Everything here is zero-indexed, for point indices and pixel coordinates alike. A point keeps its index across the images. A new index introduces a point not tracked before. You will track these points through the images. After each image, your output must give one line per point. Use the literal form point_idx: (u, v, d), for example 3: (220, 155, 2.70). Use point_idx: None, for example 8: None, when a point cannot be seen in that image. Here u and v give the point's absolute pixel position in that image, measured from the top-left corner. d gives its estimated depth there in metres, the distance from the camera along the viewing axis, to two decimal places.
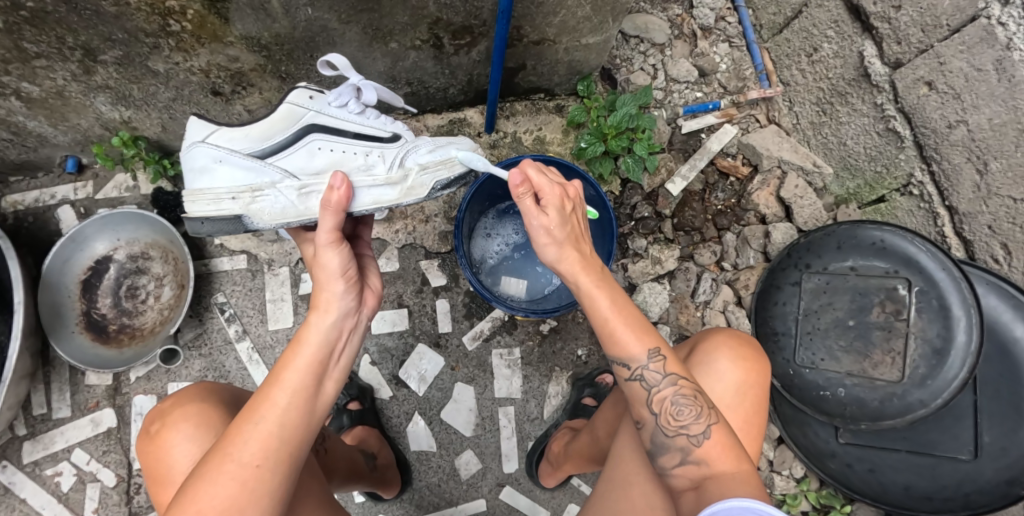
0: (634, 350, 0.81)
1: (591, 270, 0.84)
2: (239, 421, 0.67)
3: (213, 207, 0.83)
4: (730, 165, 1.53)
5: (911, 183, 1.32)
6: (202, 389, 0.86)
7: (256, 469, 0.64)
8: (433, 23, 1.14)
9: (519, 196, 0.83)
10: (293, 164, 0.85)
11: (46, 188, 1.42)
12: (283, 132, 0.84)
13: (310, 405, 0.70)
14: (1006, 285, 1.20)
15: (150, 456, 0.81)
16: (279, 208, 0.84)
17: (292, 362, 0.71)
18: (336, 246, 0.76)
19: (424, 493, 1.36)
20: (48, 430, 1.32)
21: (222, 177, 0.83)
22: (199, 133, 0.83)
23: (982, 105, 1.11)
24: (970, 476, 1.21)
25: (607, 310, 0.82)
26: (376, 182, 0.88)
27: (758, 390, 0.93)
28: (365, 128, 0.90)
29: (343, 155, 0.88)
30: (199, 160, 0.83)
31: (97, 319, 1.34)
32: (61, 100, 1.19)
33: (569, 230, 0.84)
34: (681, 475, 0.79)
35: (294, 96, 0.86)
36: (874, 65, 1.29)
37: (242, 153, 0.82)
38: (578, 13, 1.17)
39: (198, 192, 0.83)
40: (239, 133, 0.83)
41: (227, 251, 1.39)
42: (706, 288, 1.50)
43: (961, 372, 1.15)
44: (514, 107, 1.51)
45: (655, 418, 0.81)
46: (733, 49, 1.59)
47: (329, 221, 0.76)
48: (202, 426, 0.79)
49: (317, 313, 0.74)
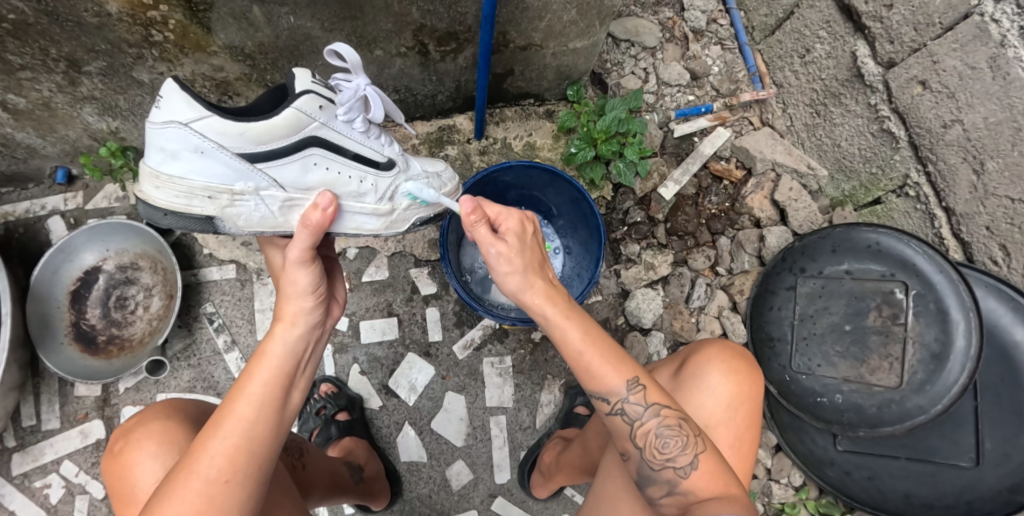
0: (612, 383, 0.77)
1: (556, 299, 0.79)
2: (203, 436, 0.65)
3: (183, 201, 0.75)
4: (724, 168, 1.52)
5: (907, 184, 1.30)
6: (167, 406, 0.85)
7: (224, 484, 0.63)
8: (418, 30, 1.14)
9: (471, 225, 0.80)
10: (283, 175, 0.80)
11: (37, 199, 1.42)
12: (282, 140, 0.77)
13: (276, 417, 0.69)
14: (1006, 287, 1.16)
15: (115, 475, 0.80)
16: (257, 217, 0.81)
17: (256, 374, 0.69)
18: (308, 264, 0.74)
19: (415, 505, 1.34)
20: (37, 442, 1.31)
21: (201, 172, 0.74)
22: (182, 114, 0.70)
23: (976, 104, 1.08)
24: (972, 483, 1.18)
25: (578, 342, 0.77)
26: (363, 210, 0.90)
27: (751, 404, 0.90)
28: (364, 150, 0.88)
29: (338, 176, 0.85)
30: (174, 144, 0.72)
31: (86, 330, 1.34)
32: (48, 111, 1.19)
33: (528, 256, 0.81)
34: (669, 504, 0.77)
35: (303, 101, 0.77)
36: (867, 65, 1.27)
37: (232, 154, 0.74)
38: (564, 17, 1.16)
39: (169, 180, 0.74)
40: (233, 129, 0.72)
41: (216, 261, 1.38)
42: (700, 293, 1.47)
43: (960, 377, 1.12)
44: (503, 113, 1.49)
45: (641, 452, 0.79)
46: (725, 52, 1.57)
47: (305, 239, 0.73)
48: (165, 443, 0.78)
49: (282, 325, 0.73)
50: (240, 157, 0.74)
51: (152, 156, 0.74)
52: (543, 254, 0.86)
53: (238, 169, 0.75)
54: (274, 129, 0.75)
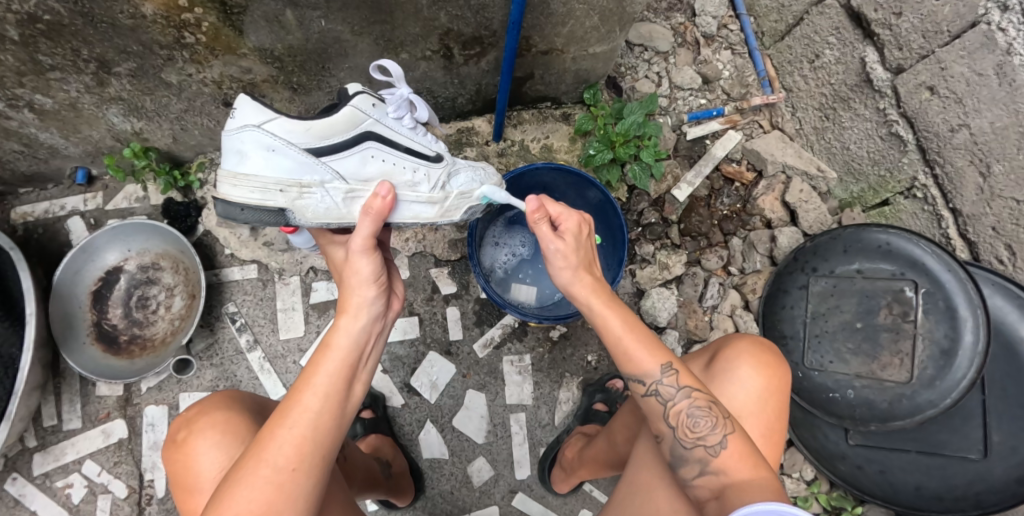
0: (647, 366, 0.81)
1: (602, 292, 0.85)
2: (271, 425, 0.68)
3: (258, 197, 0.79)
4: (735, 170, 1.55)
5: (915, 186, 1.34)
6: (225, 397, 0.88)
7: (291, 472, 0.66)
8: (445, 34, 1.16)
9: (535, 222, 0.85)
10: (345, 168, 0.84)
11: (57, 199, 1.42)
12: (343, 134, 0.83)
13: (340, 408, 0.71)
14: (1011, 285, 1.21)
15: (177, 463, 0.82)
16: (324, 209, 0.84)
17: (322, 366, 0.72)
18: (370, 253, 0.76)
19: (437, 501, 1.36)
20: (59, 442, 1.31)
21: (273, 167, 0.79)
22: (256, 116, 0.78)
23: (983, 109, 1.13)
24: (981, 475, 1.21)
25: (619, 328, 0.82)
26: (419, 199, 0.90)
27: (780, 397, 0.93)
28: (414, 145, 0.92)
29: (393, 167, 0.88)
30: (248, 145, 0.78)
31: (108, 330, 1.34)
32: (74, 111, 1.20)
33: (583, 255, 0.86)
34: (703, 486, 0.77)
35: (357, 99, 0.85)
36: (876, 71, 1.32)
37: (300, 148, 0.80)
38: (586, 23, 1.19)
39: (243, 177, 0.79)
40: (299, 126, 0.80)
41: (237, 261, 1.39)
42: (713, 293, 1.51)
43: (969, 372, 1.16)
44: (521, 116, 1.52)
45: (673, 432, 0.81)
46: (735, 57, 1.61)
47: (367, 226, 0.77)
48: (229, 434, 0.81)
49: (346, 317, 0.75)
50: (306, 151, 0.80)
51: (225, 162, 0.80)
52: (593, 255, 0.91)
53: (306, 162, 0.81)
54: (334, 125, 0.82)
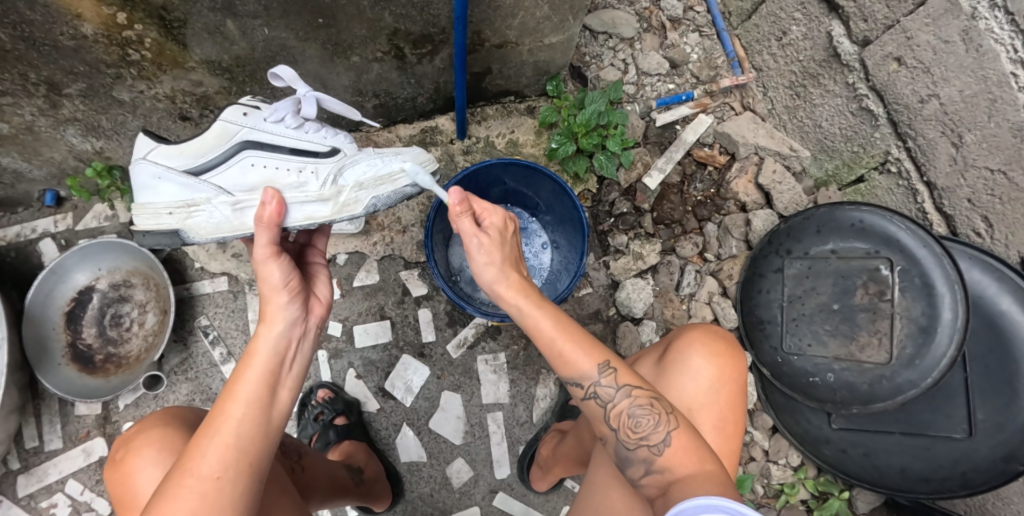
0: (583, 366, 0.79)
1: (528, 291, 0.83)
2: (194, 439, 0.67)
3: (152, 222, 0.87)
4: (707, 154, 1.52)
5: (889, 160, 1.30)
6: (166, 414, 0.88)
7: (216, 480, 0.65)
8: (393, 35, 1.14)
9: (457, 216, 0.83)
10: (227, 181, 0.88)
11: (27, 222, 1.43)
12: (214, 150, 0.87)
13: (266, 414, 0.71)
14: (989, 258, 1.16)
15: (120, 482, 0.83)
16: (214, 223, 0.88)
17: (245, 375, 0.72)
18: (275, 259, 0.77)
19: (418, 504, 1.36)
20: (41, 463, 1.33)
21: (161, 193, 0.87)
22: (141, 150, 0.86)
23: (951, 77, 1.09)
24: (967, 454, 1.17)
25: (550, 329, 0.80)
26: (308, 198, 0.89)
27: (735, 385, 0.91)
28: (302, 144, 0.91)
29: (275, 172, 0.89)
30: (141, 177, 0.87)
31: (83, 350, 1.35)
32: (32, 135, 1.20)
33: (506, 251, 0.85)
34: (649, 484, 0.74)
35: (228, 113, 0.88)
36: (843, 44, 1.27)
37: (177, 171, 0.86)
38: (537, 14, 1.17)
39: (141, 206, 0.88)
40: (176, 150, 0.86)
41: (207, 274, 1.40)
42: (690, 280, 1.49)
43: (949, 349, 1.12)
44: (484, 112, 1.50)
45: (615, 434, 0.79)
46: (703, 39, 1.58)
47: (265, 235, 0.77)
48: (165, 449, 0.81)
49: (265, 324, 0.75)
50: (184, 172, 0.86)
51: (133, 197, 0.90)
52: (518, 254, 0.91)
53: (186, 183, 0.86)
54: (207, 144, 0.87)
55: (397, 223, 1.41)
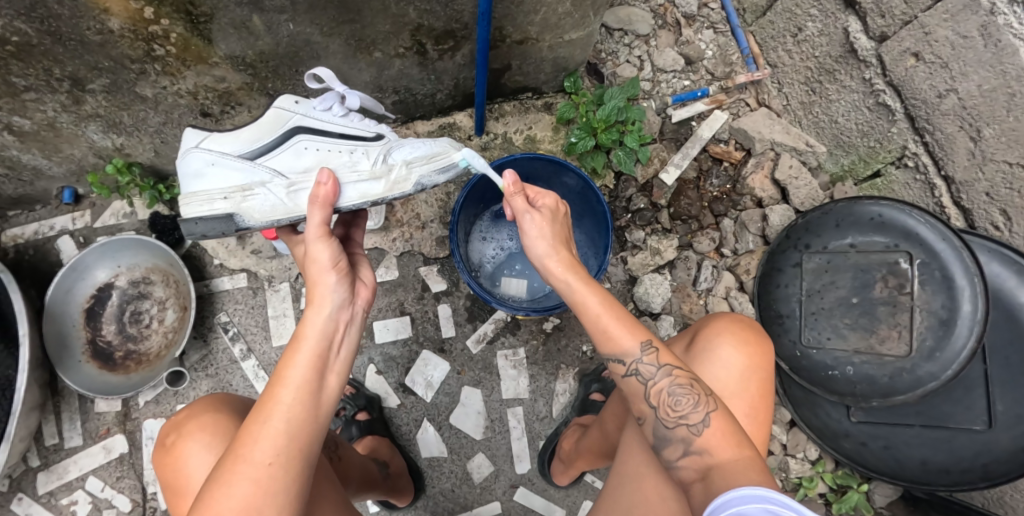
0: (626, 344, 0.80)
1: (578, 270, 0.86)
2: (248, 424, 0.71)
3: (206, 208, 0.86)
4: (723, 150, 1.53)
5: (905, 155, 1.31)
6: (214, 401, 0.92)
7: (268, 466, 0.68)
8: (416, 30, 1.15)
9: (511, 196, 0.88)
10: (282, 164, 0.88)
11: (46, 220, 1.43)
12: (270, 134, 0.88)
13: (314, 400, 0.74)
14: (1008, 251, 1.16)
15: (167, 468, 0.86)
16: (269, 207, 0.86)
17: (294, 360, 0.75)
18: (326, 239, 0.80)
19: (439, 499, 1.36)
20: (61, 460, 1.32)
21: (214, 179, 0.86)
22: (195, 140, 0.87)
23: (970, 72, 1.10)
24: (987, 446, 1.17)
25: (596, 306, 0.82)
26: (361, 177, 0.89)
27: (763, 375, 0.92)
28: (349, 130, 0.92)
29: (327, 154, 0.90)
30: (193, 165, 0.87)
31: (103, 347, 1.35)
32: (53, 131, 1.19)
33: (557, 229, 0.89)
34: (686, 467, 0.75)
35: (280, 100, 0.90)
36: (860, 40, 1.28)
37: (232, 155, 0.86)
38: (559, 10, 1.18)
39: (193, 195, 0.87)
40: (230, 138, 0.88)
41: (227, 271, 1.40)
42: (707, 276, 1.49)
43: (969, 341, 1.12)
44: (502, 109, 1.51)
45: (655, 412, 0.80)
46: (717, 35, 1.59)
47: (318, 215, 0.81)
48: (216, 435, 0.84)
49: (313, 309, 0.78)
50: (239, 156, 0.86)
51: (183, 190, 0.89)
52: (569, 235, 0.95)
53: (241, 167, 0.86)
54: (260, 130, 0.88)
55: (416, 219, 1.42)
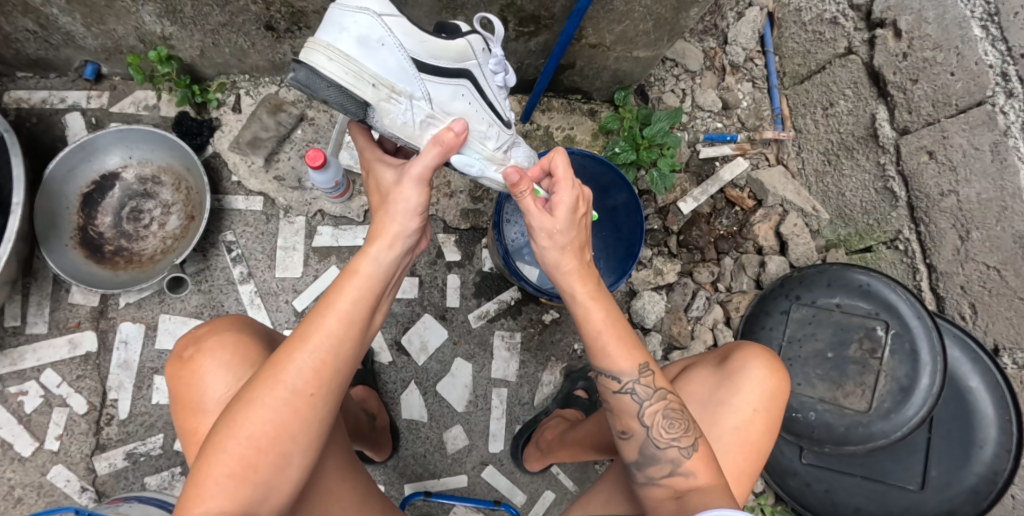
0: (623, 365, 0.85)
1: (588, 279, 0.87)
2: (289, 348, 0.68)
3: (351, 80, 0.73)
4: (738, 196, 1.64)
5: (898, 239, 1.46)
6: (237, 321, 0.87)
7: (308, 397, 0.67)
8: (506, 7, 1.17)
9: (520, 193, 0.83)
10: (437, 92, 0.82)
11: (57, 91, 1.34)
12: (450, 61, 0.81)
13: (360, 336, 0.72)
14: (969, 339, 1.29)
15: (182, 379, 0.81)
16: (401, 121, 0.80)
17: (347, 291, 0.71)
18: (422, 184, 0.74)
19: (409, 462, 1.37)
20: (19, 345, 1.24)
21: (373, 57, 0.75)
22: (379, 6, 0.74)
23: (973, 180, 1.24)
24: (916, 504, 1.32)
25: (599, 321, 0.85)
26: (483, 154, 0.90)
27: (783, 399, 0.97)
28: (495, 104, 0.93)
29: (475, 113, 0.88)
30: (363, 30, 0.73)
31: (93, 237, 1.28)
32: (106, 1, 1.11)
33: (573, 235, 0.86)
34: (666, 485, 0.84)
35: (472, 37, 0.83)
36: (883, 128, 1.43)
37: (406, 53, 0.76)
38: (640, 27, 1.24)
39: (343, 54, 0.73)
40: (415, 35, 0.77)
41: (243, 191, 1.36)
42: (700, 305, 1.59)
43: (921, 410, 1.26)
44: (550, 103, 1.55)
45: (647, 431, 0.86)
46: (755, 90, 1.71)
47: (432, 157, 0.74)
48: (239, 356, 0.80)
49: (377, 244, 0.73)
50: (411, 59, 0.77)
51: (321, 33, 0.75)
52: (587, 232, 0.92)
53: (406, 71, 0.77)
54: (444, 51, 0.80)
55: (446, 186, 1.44)
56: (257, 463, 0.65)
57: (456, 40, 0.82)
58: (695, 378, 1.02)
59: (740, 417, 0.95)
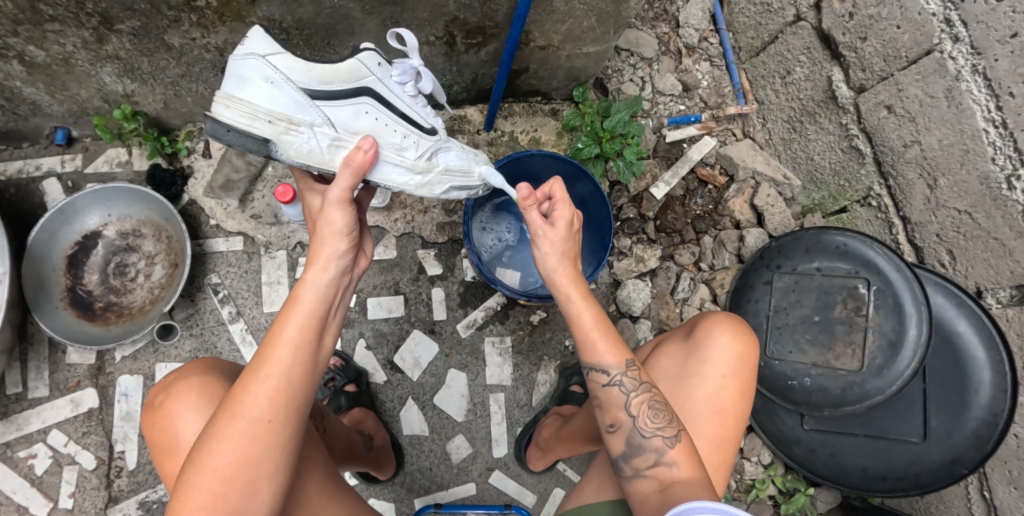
0: (607, 359, 0.87)
1: (580, 285, 0.90)
2: (243, 381, 0.70)
3: (245, 122, 0.77)
4: (709, 174, 1.66)
5: (870, 195, 1.47)
6: (204, 365, 0.89)
7: (266, 424, 0.68)
8: (450, 22, 1.20)
9: (526, 207, 0.88)
10: (338, 115, 0.83)
11: (32, 159, 1.38)
12: (343, 82, 0.82)
13: (311, 360, 0.73)
14: (950, 285, 1.31)
15: (155, 427, 0.83)
16: (307, 150, 0.81)
17: (291, 318, 0.73)
18: (345, 203, 0.76)
19: (416, 477, 1.39)
20: (23, 410, 1.27)
21: (266, 96, 0.77)
22: (260, 47, 0.77)
23: (933, 128, 1.25)
24: (920, 457, 1.31)
25: (590, 321, 0.88)
26: (401, 164, 0.89)
27: (752, 364, 1.01)
28: (411, 113, 0.92)
29: (384, 127, 0.88)
30: (250, 73, 0.76)
31: (83, 296, 1.31)
32: (65, 67, 1.16)
33: (570, 245, 0.91)
34: (651, 476, 0.83)
35: (364, 54, 0.85)
36: (841, 89, 1.44)
37: (296, 84, 0.78)
38: (584, 23, 1.27)
39: (235, 100, 0.76)
40: (301, 66, 0.79)
41: (222, 233, 1.39)
42: (685, 286, 1.60)
43: (913, 362, 1.27)
44: (511, 108, 1.58)
45: (634, 420, 0.87)
46: (713, 68, 1.73)
47: (346, 180, 0.77)
48: (206, 395, 0.82)
49: (314, 269, 0.76)
50: (302, 89, 0.79)
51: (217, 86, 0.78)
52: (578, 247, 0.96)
53: (301, 101, 0.79)
54: (334, 74, 0.81)
55: (419, 203, 1.46)
56: (227, 496, 0.65)
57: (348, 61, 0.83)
58: (666, 354, 1.06)
59: (711, 386, 0.98)
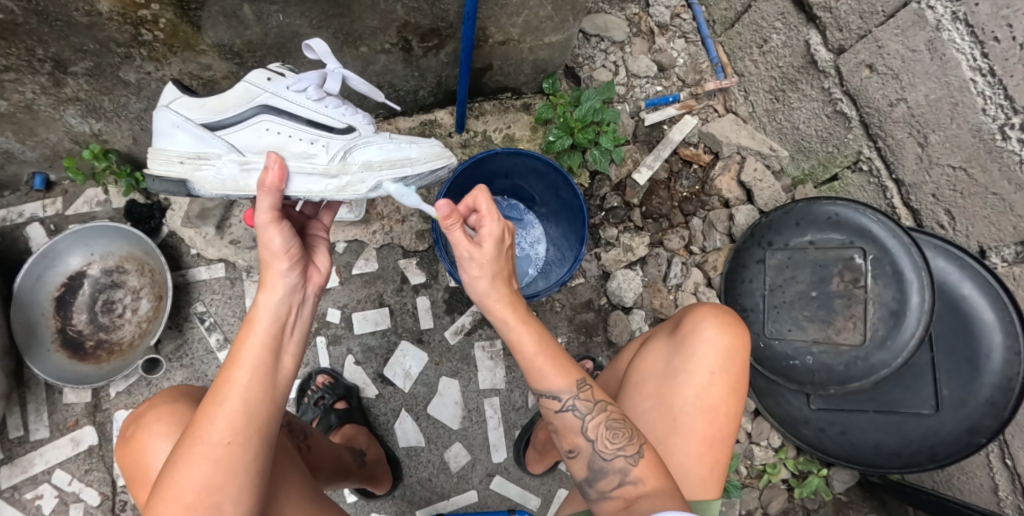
0: (557, 384, 0.84)
1: (516, 307, 0.85)
2: (205, 404, 0.70)
3: (162, 168, 0.87)
4: (693, 153, 1.61)
5: (860, 160, 1.40)
6: (173, 394, 0.89)
7: (228, 446, 0.67)
8: (403, 27, 1.17)
9: (448, 228, 0.81)
10: (240, 140, 0.87)
11: (15, 206, 1.40)
12: (235, 108, 0.87)
13: (270, 381, 0.73)
14: (951, 247, 1.24)
15: (129, 460, 0.83)
16: (220, 180, 0.88)
17: (248, 340, 0.73)
18: (278, 223, 0.78)
19: (417, 489, 1.38)
20: (26, 453, 1.30)
21: (176, 141, 0.87)
22: (166, 99, 0.87)
23: (918, 83, 1.18)
24: (935, 429, 1.25)
25: (530, 348, 0.83)
26: (314, 171, 0.90)
27: (744, 356, 0.97)
28: (320, 116, 0.91)
29: (289, 139, 0.89)
30: (161, 125, 0.87)
31: (73, 336, 1.33)
32: (30, 114, 1.17)
33: (499, 265, 0.85)
34: (615, 498, 0.81)
35: (252, 76, 0.88)
36: (820, 52, 1.37)
37: (194, 122, 0.86)
38: (540, 13, 1.23)
39: (156, 151, 0.88)
40: (197, 105, 0.86)
41: (204, 261, 1.40)
42: (677, 272, 1.56)
43: (917, 330, 1.19)
44: (482, 107, 1.56)
45: (592, 445, 0.84)
46: (688, 45, 1.68)
47: (267, 199, 0.79)
48: (174, 424, 0.81)
49: (265, 291, 0.77)
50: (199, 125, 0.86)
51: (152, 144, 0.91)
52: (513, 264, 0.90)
53: (201, 136, 0.86)
54: (226, 103, 0.87)
55: (396, 213, 1.44)
56: None
57: (239, 87, 0.88)
58: (653, 352, 1.02)
59: (699, 381, 0.94)
